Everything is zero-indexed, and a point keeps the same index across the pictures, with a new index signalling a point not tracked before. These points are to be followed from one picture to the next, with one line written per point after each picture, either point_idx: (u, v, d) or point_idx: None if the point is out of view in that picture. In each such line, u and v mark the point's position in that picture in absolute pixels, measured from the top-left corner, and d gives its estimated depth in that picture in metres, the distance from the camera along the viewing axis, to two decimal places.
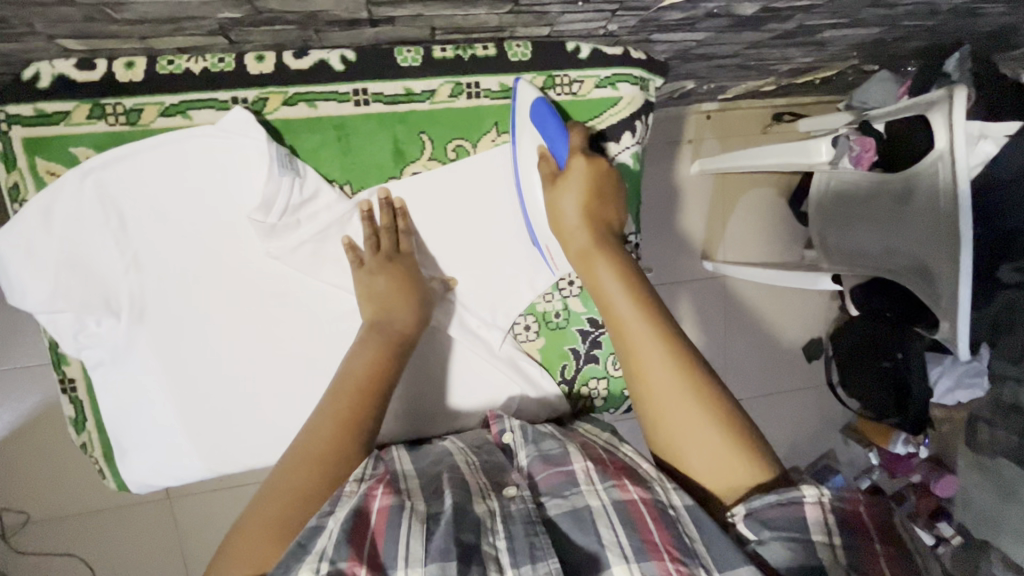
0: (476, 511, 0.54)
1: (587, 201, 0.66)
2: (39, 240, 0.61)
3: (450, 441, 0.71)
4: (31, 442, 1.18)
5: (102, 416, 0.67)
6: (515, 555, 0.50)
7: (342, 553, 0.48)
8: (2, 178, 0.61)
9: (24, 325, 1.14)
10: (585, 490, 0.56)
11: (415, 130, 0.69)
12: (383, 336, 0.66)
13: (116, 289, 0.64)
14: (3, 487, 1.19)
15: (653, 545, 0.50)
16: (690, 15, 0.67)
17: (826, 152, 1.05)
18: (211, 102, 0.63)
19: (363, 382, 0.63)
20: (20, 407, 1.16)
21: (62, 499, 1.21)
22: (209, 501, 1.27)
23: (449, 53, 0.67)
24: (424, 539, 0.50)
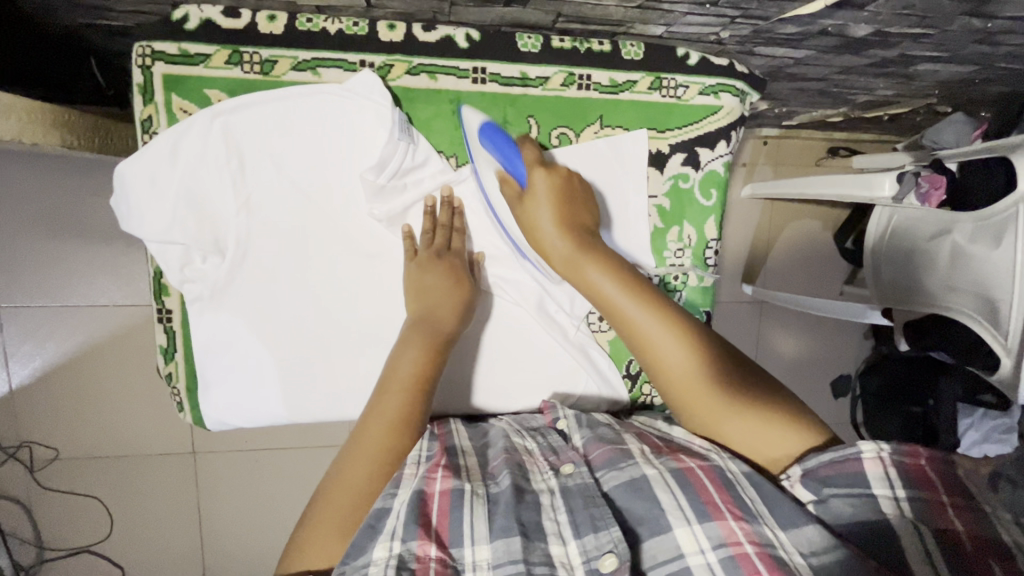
0: (534, 489, 0.56)
1: (558, 211, 0.66)
2: (162, 173, 0.64)
3: (507, 424, 0.71)
4: (76, 381, 1.21)
5: (192, 349, 0.70)
6: (577, 527, 0.51)
7: (412, 532, 0.50)
8: (138, 110, 0.64)
9: (86, 264, 1.17)
10: (640, 461, 0.56)
11: (524, 114, 0.71)
12: (429, 337, 0.66)
13: (225, 229, 0.67)
14: (40, 422, 1.21)
15: (714, 506, 0.51)
16: (804, 30, 0.69)
17: (890, 188, 1.02)
18: (340, 62, 0.65)
19: (410, 381, 0.63)
20: (69, 343, 1.19)
21: (94, 441, 1.23)
22: (231, 462, 1.29)
23: (567, 43, 0.69)
24: (488, 520, 0.52)
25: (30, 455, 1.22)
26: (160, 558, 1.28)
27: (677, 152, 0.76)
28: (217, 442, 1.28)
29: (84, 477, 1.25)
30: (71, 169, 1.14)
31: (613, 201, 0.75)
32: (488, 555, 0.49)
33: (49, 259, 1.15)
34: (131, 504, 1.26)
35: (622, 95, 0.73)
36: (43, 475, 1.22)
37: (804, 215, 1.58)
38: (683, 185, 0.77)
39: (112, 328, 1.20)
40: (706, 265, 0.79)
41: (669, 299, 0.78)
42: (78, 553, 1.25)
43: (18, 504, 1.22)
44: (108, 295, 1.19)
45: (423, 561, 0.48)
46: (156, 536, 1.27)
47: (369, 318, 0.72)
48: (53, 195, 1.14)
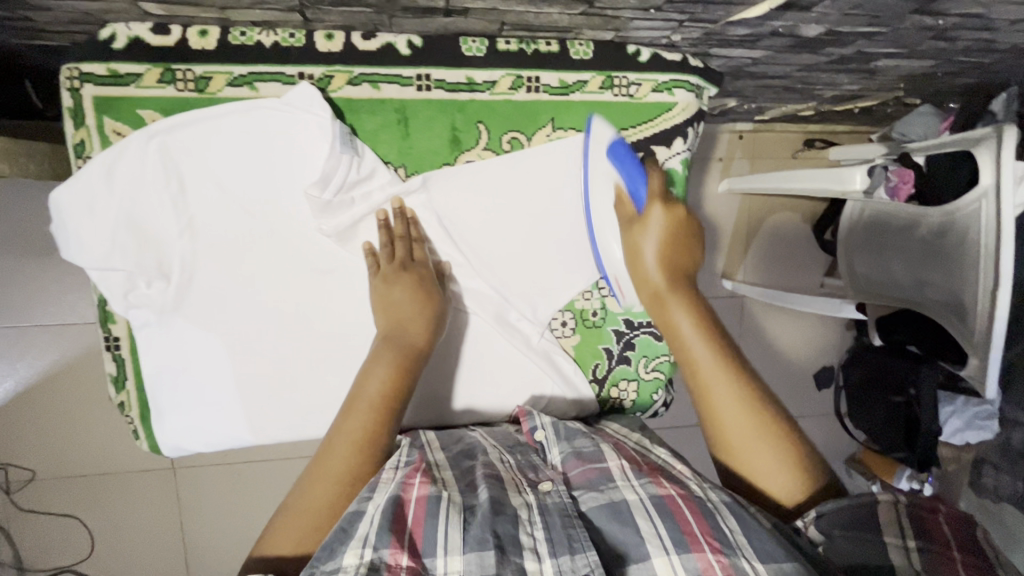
0: (512, 503, 0.54)
1: (667, 247, 0.64)
2: (99, 201, 0.62)
3: (481, 433, 0.70)
4: (47, 402, 1.19)
5: (144, 376, 0.68)
6: (553, 546, 0.49)
7: (384, 540, 0.48)
8: (69, 133, 0.62)
9: (46, 284, 1.15)
10: (621, 485, 0.56)
11: (473, 120, 0.70)
12: (399, 354, 0.64)
13: (169, 252, 0.65)
14: (12, 445, 1.19)
15: (693, 536, 0.50)
16: (755, 32, 0.68)
17: (861, 181, 1.07)
18: (278, 76, 0.64)
19: (378, 400, 0.61)
20: (37, 366, 1.17)
21: (69, 461, 1.22)
22: (210, 477, 1.28)
23: (512, 46, 0.67)
24: (463, 529, 0.50)
25: (5, 477, 1.20)
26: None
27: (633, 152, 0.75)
28: (197, 458, 1.27)
29: (61, 498, 1.23)
30: (27, 189, 1.12)
31: (571, 210, 0.74)
32: (460, 566, 0.47)
33: (8, 281, 1.13)
34: (110, 523, 1.25)
35: (573, 96, 0.71)
36: (19, 497, 1.21)
37: (782, 209, 1.58)
38: None
39: (80, 348, 1.19)
40: None
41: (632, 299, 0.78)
42: (60, 574, 1.24)
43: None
44: (75, 314, 1.18)
45: (394, 570, 0.46)
46: (140, 555, 1.26)
47: (326, 337, 0.70)
48: (8, 215, 1.11)
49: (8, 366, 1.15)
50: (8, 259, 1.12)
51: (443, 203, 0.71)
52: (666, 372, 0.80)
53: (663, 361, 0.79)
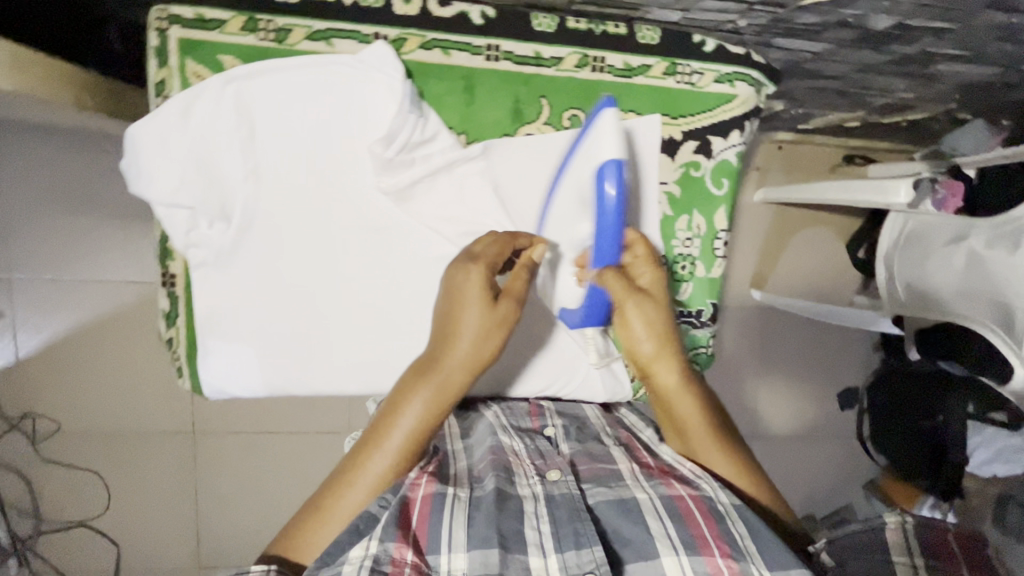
0: (517, 494, 0.55)
1: (655, 312, 0.65)
2: (173, 138, 0.64)
3: (493, 411, 0.71)
4: (79, 355, 1.26)
5: (196, 313, 0.69)
6: (559, 541, 0.51)
7: (390, 534, 0.50)
8: (152, 72, 0.64)
9: (88, 240, 1.25)
10: (631, 484, 0.56)
11: (536, 95, 0.70)
12: (437, 386, 0.60)
13: (232, 195, 0.66)
14: (40, 395, 1.26)
15: (703, 539, 0.51)
16: (823, 21, 0.69)
17: (905, 194, 1.03)
18: (354, 34, 0.66)
19: (412, 435, 0.58)
20: (71, 317, 1.25)
21: (91, 416, 1.28)
22: (226, 445, 1.32)
23: (581, 25, 0.69)
24: (467, 525, 0.51)
25: (32, 427, 1.26)
26: (153, 538, 1.31)
27: (689, 139, 0.74)
28: (227, 425, 1.34)
29: (80, 453, 1.28)
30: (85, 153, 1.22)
31: (622, 195, 0.73)
32: (463, 565, 0.49)
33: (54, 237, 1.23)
34: (123, 481, 1.30)
35: (636, 79, 0.72)
36: (42, 447, 1.27)
37: (814, 223, 1.57)
38: (694, 174, 0.75)
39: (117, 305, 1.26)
40: (714, 259, 0.78)
41: (674, 289, 0.77)
42: (77, 527, 1.28)
43: (17, 477, 1.26)
44: (115, 272, 1.26)
45: (399, 564, 0.48)
46: (154, 513, 1.31)
47: (370, 293, 0.71)
48: (71, 172, 1.24)
49: (46, 315, 1.24)
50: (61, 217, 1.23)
51: (500, 171, 0.71)
52: (701, 364, 0.80)
53: (700, 353, 0.80)
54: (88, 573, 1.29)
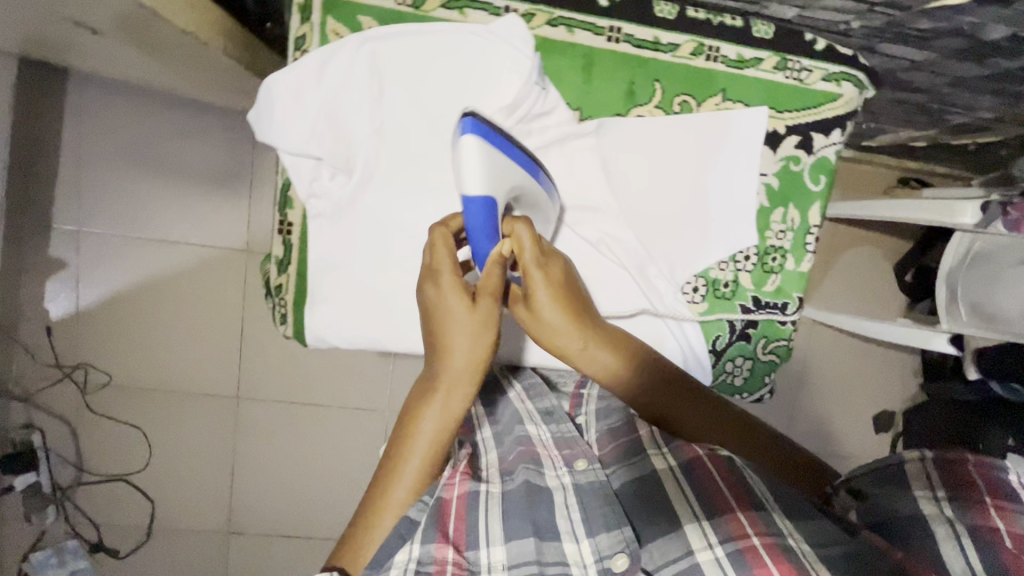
0: (547, 487, 0.59)
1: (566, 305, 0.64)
2: (308, 91, 0.67)
3: (516, 397, 0.75)
4: (133, 311, 1.31)
5: (308, 261, 0.71)
6: (590, 527, 0.54)
7: (430, 536, 0.55)
8: (294, 27, 0.67)
9: (154, 201, 1.30)
10: (650, 455, 0.60)
11: (650, 78, 0.73)
12: (444, 393, 0.61)
13: (355, 150, 0.69)
14: (96, 346, 1.30)
15: (721, 501, 0.52)
16: (938, 27, 0.70)
17: (973, 215, 1.07)
18: (487, 6, 0.68)
19: (434, 438, 0.61)
20: (133, 273, 1.30)
21: (141, 371, 1.32)
22: (268, 413, 1.36)
23: (700, 15, 0.72)
24: (502, 519, 0.56)
25: (84, 376, 1.31)
26: (188, 495, 1.36)
27: (792, 134, 0.76)
28: (263, 391, 1.35)
29: (126, 407, 1.33)
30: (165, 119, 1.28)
31: (723, 187, 0.75)
32: (502, 556, 0.53)
33: (125, 198, 1.29)
34: (164, 438, 1.34)
35: (747, 71, 0.74)
36: (91, 397, 1.31)
37: (865, 241, 1.58)
38: (794, 168, 0.77)
39: (176, 263, 1.31)
40: (804, 253, 0.79)
41: (764, 279, 0.79)
42: (114, 481, 1.34)
43: (63, 425, 1.31)
44: (176, 232, 1.30)
45: (442, 563, 0.53)
46: (185, 469, 1.35)
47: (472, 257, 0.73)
48: (142, 130, 1.28)
49: (110, 269, 1.29)
50: (133, 180, 1.29)
51: (609, 149, 0.73)
52: (781, 356, 0.82)
53: (780, 344, 0.81)
54: (122, 526, 1.35)
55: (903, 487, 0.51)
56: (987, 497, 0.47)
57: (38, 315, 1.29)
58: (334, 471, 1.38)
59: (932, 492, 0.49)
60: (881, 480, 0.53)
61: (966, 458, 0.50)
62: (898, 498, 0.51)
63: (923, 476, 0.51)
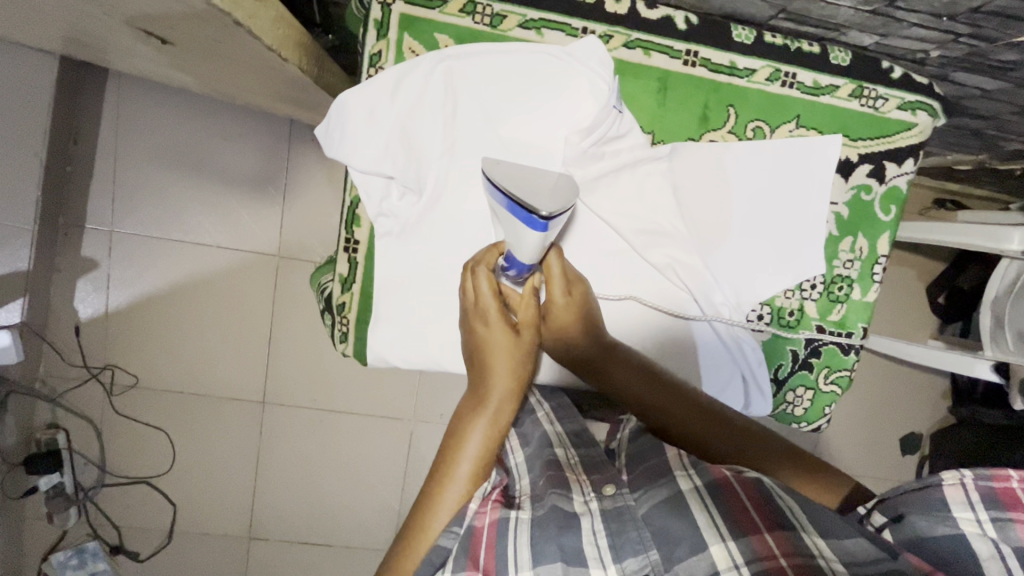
0: (576, 510, 0.56)
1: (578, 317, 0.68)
2: (381, 108, 0.66)
3: (545, 417, 0.73)
4: (162, 313, 1.30)
5: (373, 281, 0.70)
6: (616, 550, 0.52)
7: (461, 564, 0.53)
8: (370, 43, 0.66)
9: (189, 203, 1.29)
10: (679, 475, 0.57)
11: (725, 103, 0.71)
12: (490, 416, 0.62)
13: (426, 170, 0.68)
14: (127, 348, 1.30)
15: (748, 522, 0.49)
16: (1020, 59, 0.69)
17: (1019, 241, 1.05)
18: (565, 27, 0.67)
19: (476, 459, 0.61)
20: (166, 275, 1.29)
21: (170, 374, 1.31)
22: (296, 418, 1.35)
23: (778, 40, 0.71)
24: (531, 545, 0.53)
25: (111, 377, 1.30)
26: (212, 499, 1.34)
27: (864, 162, 0.75)
28: (291, 397, 1.34)
29: (154, 409, 1.32)
30: (206, 123, 1.28)
31: (794, 216, 0.74)
32: None
33: (160, 199, 1.28)
34: (190, 441, 1.33)
35: (823, 97, 0.73)
36: (119, 398, 1.30)
37: (899, 262, 1.56)
38: (865, 197, 0.76)
39: (209, 266, 1.30)
40: (871, 283, 0.78)
41: (830, 308, 0.77)
42: (137, 483, 1.33)
43: (87, 425, 1.30)
44: (211, 235, 1.29)
45: None
46: (208, 473, 1.34)
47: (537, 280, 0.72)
48: (178, 131, 1.27)
49: (143, 271, 1.28)
50: (169, 181, 1.28)
51: (681, 175, 0.72)
52: (842, 388, 0.80)
53: (843, 375, 0.80)
54: (145, 527, 1.33)
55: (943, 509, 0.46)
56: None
57: (68, 314, 1.28)
58: (360, 479, 1.37)
59: (975, 514, 0.45)
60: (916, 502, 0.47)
61: (1006, 472, 0.46)
62: (939, 524, 0.46)
63: (964, 496, 0.46)
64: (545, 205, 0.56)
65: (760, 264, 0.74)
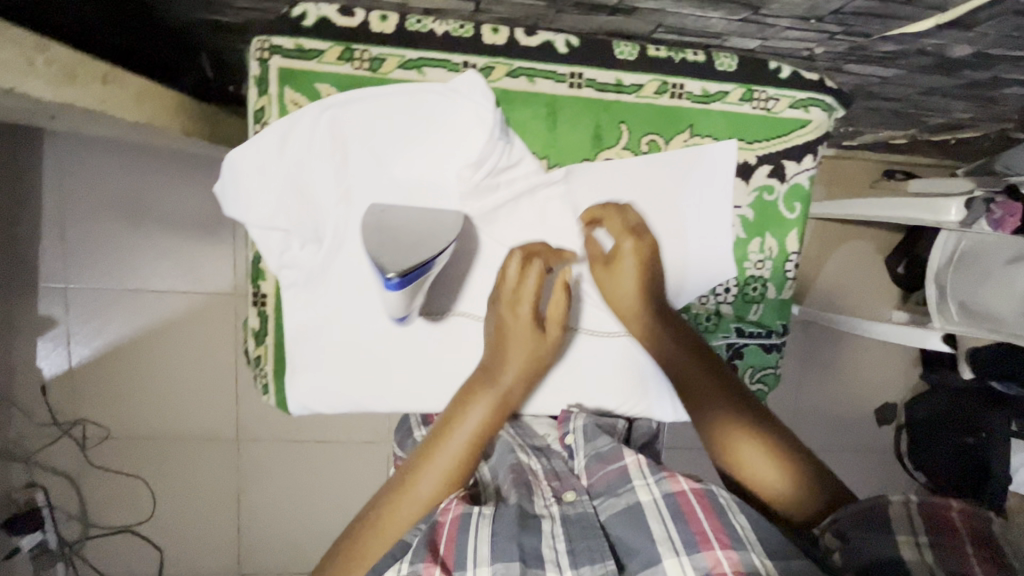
0: (536, 513, 0.59)
1: (640, 283, 0.69)
2: (270, 162, 0.67)
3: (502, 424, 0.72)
4: (125, 364, 1.30)
5: (284, 333, 0.71)
6: (575, 556, 0.54)
7: (421, 555, 0.54)
8: (252, 100, 0.67)
9: (140, 252, 1.27)
10: (636, 485, 0.60)
11: (616, 120, 0.72)
12: (497, 394, 0.65)
13: (323, 219, 0.68)
14: (96, 401, 1.30)
15: (703, 536, 0.53)
16: (901, 49, 0.69)
17: (957, 213, 1.07)
18: (444, 63, 0.68)
19: (473, 439, 0.62)
20: (124, 327, 1.29)
21: (141, 421, 1.32)
22: (273, 452, 1.35)
23: (662, 53, 0.71)
24: (491, 540, 0.54)
25: (82, 431, 1.31)
26: (198, 539, 1.36)
27: (764, 164, 0.75)
28: (265, 433, 1.34)
29: (129, 458, 1.33)
30: (145, 171, 1.26)
31: (701, 222, 0.73)
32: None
33: (108, 249, 1.27)
34: (168, 484, 1.34)
35: (713, 105, 0.73)
36: (94, 450, 1.31)
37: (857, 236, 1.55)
38: (768, 197, 0.76)
39: (167, 312, 1.30)
40: (784, 281, 0.79)
41: (746, 309, 0.78)
42: (121, 532, 1.34)
43: (65, 481, 1.31)
44: (164, 282, 1.29)
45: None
46: (192, 515, 1.35)
47: (450, 312, 0.73)
48: (117, 181, 1.26)
49: (101, 324, 1.28)
50: (114, 232, 1.27)
51: (581, 195, 0.72)
52: (769, 385, 0.82)
53: (768, 373, 0.81)
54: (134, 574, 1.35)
55: (886, 531, 0.49)
56: (968, 544, 0.47)
57: (31, 375, 1.28)
58: (338, 504, 1.39)
59: (914, 536, 0.48)
60: (859, 524, 0.50)
61: (951, 503, 0.50)
62: (884, 545, 0.48)
63: (904, 519, 0.49)
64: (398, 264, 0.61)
65: (671, 275, 0.74)
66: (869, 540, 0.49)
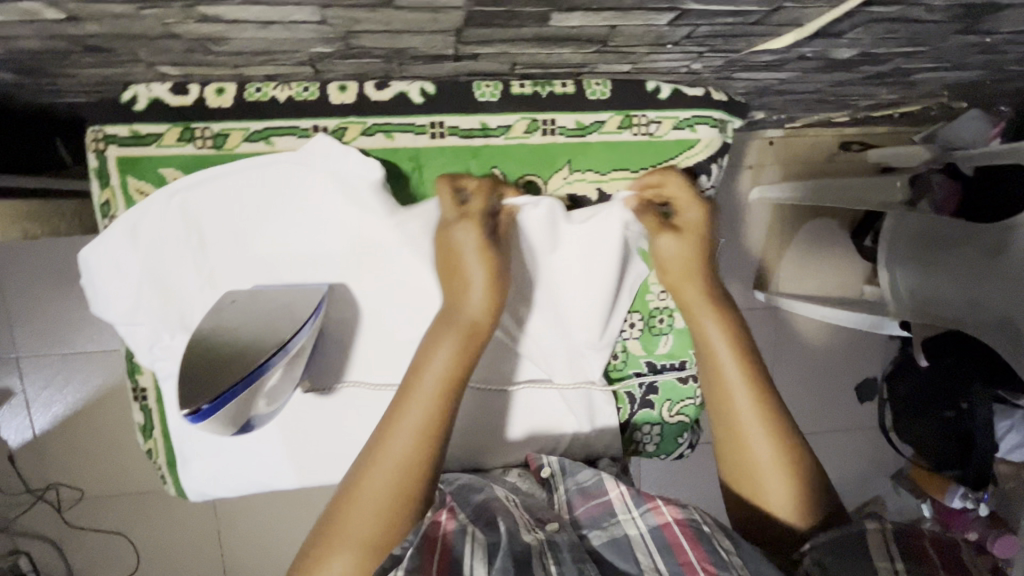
0: (525, 539, 0.51)
1: (690, 254, 0.67)
2: (124, 256, 0.64)
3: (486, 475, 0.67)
4: (99, 422, 1.14)
5: (168, 427, 0.69)
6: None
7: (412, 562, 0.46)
8: (96, 194, 0.64)
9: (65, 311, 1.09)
10: (622, 519, 0.56)
11: (487, 166, 0.69)
12: (460, 327, 0.61)
13: (189, 306, 0.66)
14: (61, 464, 1.14)
15: (688, 565, 0.49)
16: (780, 58, 0.64)
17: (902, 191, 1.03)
18: (293, 130, 0.64)
19: (444, 379, 0.58)
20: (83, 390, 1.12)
21: (111, 476, 1.16)
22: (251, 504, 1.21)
23: (527, 89, 0.67)
24: (488, 563, 0.47)
25: (57, 495, 1.16)
26: None
27: None
28: None
29: (111, 514, 1.18)
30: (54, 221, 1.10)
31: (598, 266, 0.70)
32: None
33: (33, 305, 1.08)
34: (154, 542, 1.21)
35: (591, 137, 0.69)
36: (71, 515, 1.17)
37: None
38: None
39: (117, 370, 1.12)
40: None
41: (654, 342, 0.75)
42: None
43: (50, 545, 1.17)
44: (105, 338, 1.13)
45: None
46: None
47: (340, 383, 0.70)
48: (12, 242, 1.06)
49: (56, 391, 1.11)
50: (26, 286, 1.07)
51: None
52: (691, 415, 0.78)
53: (687, 404, 0.78)
54: None
55: (863, 558, 0.49)
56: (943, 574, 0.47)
57: None
58: None
59: (892, 562, 0.48)
60: (836, 551, 0.50)
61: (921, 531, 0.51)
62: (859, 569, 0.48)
63: (884, 548, 0.49)
64: (192, 398, 0.53)
65: (568, 318, 0.72)
66: (842, 564, 0.49)
